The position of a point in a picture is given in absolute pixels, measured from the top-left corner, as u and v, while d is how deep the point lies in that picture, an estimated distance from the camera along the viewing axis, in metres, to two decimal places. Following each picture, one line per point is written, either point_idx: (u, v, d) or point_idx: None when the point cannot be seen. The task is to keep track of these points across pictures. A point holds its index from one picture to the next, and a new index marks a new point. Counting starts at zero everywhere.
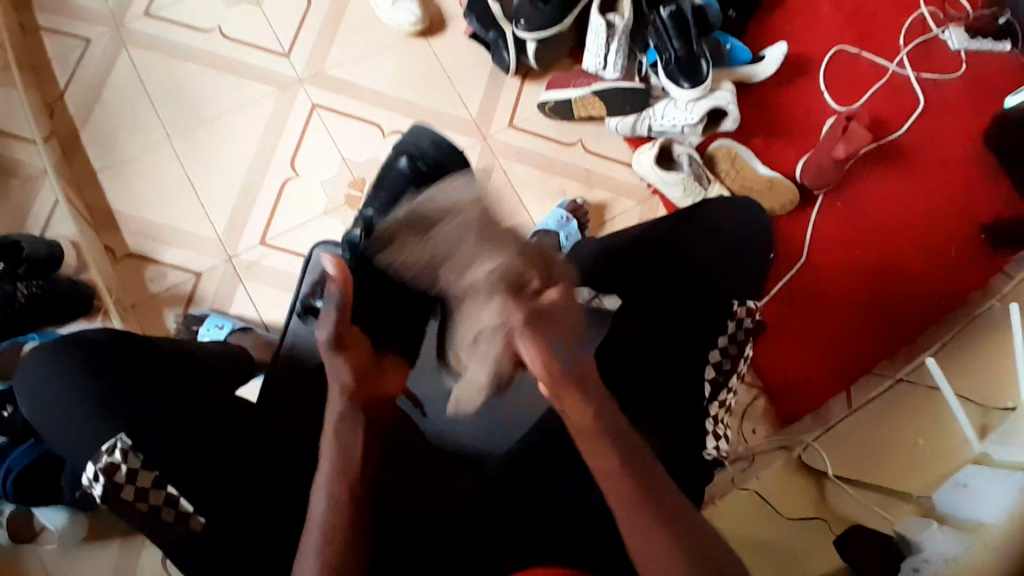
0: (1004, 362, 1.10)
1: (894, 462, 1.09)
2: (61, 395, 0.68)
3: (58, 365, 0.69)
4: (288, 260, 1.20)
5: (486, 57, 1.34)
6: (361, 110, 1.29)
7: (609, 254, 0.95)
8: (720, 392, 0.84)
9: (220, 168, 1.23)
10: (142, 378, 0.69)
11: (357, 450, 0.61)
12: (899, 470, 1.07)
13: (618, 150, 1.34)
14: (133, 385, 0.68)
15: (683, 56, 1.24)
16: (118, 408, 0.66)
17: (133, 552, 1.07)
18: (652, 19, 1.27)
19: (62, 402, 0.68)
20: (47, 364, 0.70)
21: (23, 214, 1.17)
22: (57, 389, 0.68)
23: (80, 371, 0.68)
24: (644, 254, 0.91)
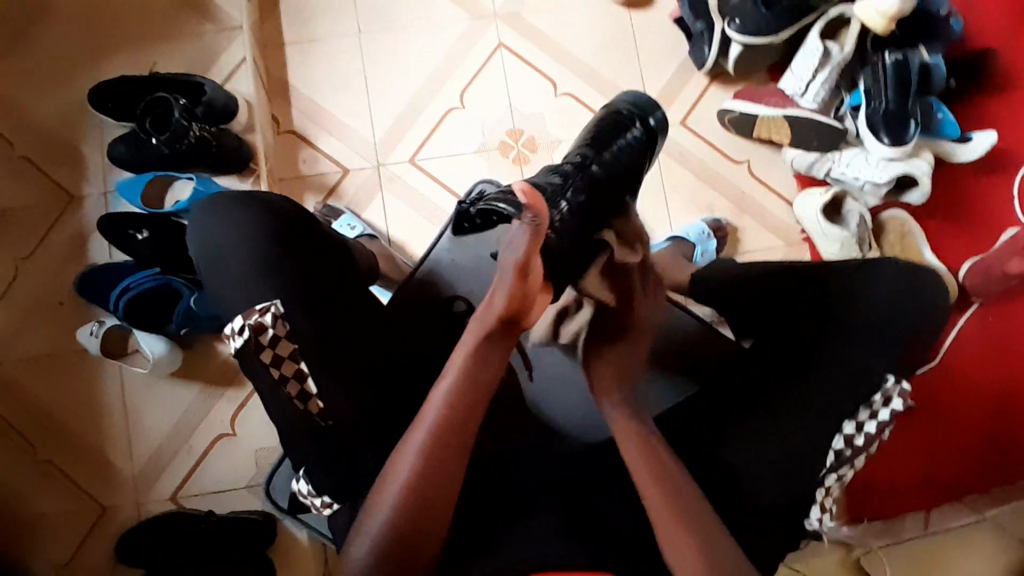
0: None
1: None
2: (237, 244, 0.69)
3: (239, 212, 0.71)
4: (429, 184, 1.21)
5: (681, 47, 1.28)
6: (542, 62, 1.27)
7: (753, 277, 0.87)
8: (842, 467, 0.74)
9: (395, 77, 1.24)
10: (309, 251, 0.71)
11: (481, 360, 0.64)
12: None
13: (785, 184, 1.27)
14: (297, 254, 0.71)
15: (893, 111, 1.14)
16: (289, 277, 0.69)
17: (206, 403, 1.10)
18: (874, 61, 1.16)
19: (237, 250, 0.69)
20: (232, 213, 0.71)
21: (209, 60, 1.22)
22: (235, 236, 0.70)
23: (258, 226, 0.70)
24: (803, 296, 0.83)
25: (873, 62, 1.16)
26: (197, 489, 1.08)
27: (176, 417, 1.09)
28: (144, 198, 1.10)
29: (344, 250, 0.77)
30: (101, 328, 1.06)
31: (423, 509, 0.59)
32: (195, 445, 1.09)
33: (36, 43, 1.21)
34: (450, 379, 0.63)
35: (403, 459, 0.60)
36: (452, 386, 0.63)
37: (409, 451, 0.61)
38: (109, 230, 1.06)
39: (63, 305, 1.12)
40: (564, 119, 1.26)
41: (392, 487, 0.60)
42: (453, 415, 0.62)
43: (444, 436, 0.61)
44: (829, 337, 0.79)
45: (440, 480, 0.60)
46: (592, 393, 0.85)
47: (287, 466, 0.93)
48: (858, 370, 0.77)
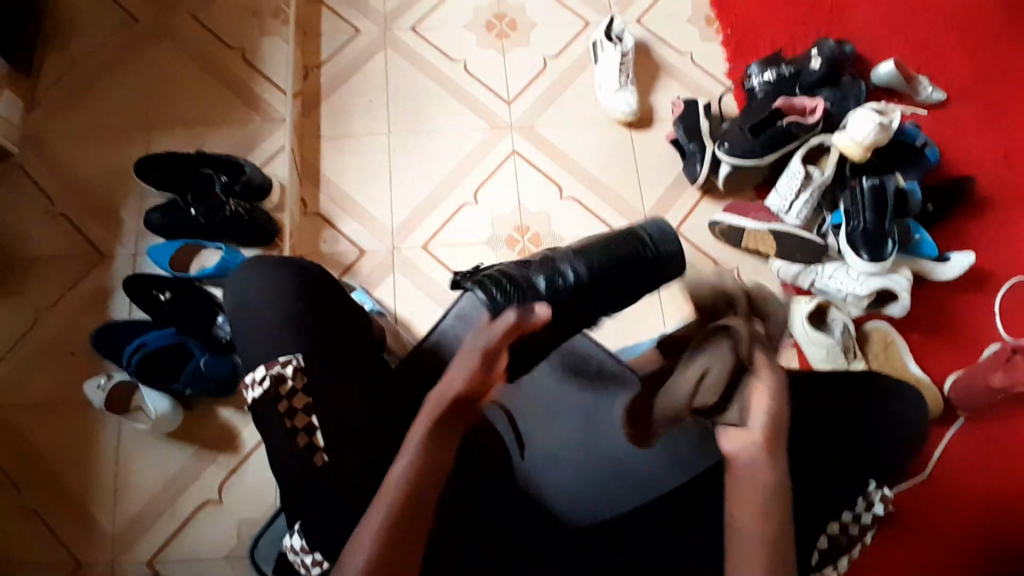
0: None
1: None
2: (268, 301, 0.75)
3: (273, 273, 0.77)
4: (439, 269, 1.29)
5: (677, 163, 1.41)
6: (550, 168, 1.40)
7: None
8: (825, 568, 0.78)
9: (417, 172, 1.37)
10: (334, 314, 0.76)
11: (442, 452, 0.63)
12: None
13: (773, 290, 1.34)
14: (320, 312, 0.75)
15: (872, 229, 1.24)
16: (311, 335, 0.73)
17: (198, 465, 1.10)
18: (853, 185, 1.28)
19: (268, 307, 0.74)
20: (268, 273, 0.77)
21: (251, 147, 1.35)
22: (266, 294, 0.75)
23: (288, 286, 0.76)
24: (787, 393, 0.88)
25: (852, 186, 1.28)
26: (176, 555, 1.05)
27: (166, 476, 1.09)
28: (173, 261, 1.17)
29: (360, 317, 0.82)
30: (109, 381, 1.09)
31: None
32: (181, 508, 1.08)
33: (98, 119, 1.35)
34: (408, 459, 0.61)
35: (364, 536, 0.59)
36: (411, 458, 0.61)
37: (369, 529, 0.59)
38: (132, 289, 1.11)
39: (75, 356, 1.16)
40: (568, 219, 1.36)
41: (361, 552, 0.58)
42: (420, 493, 0.61)
43: (410, 515, 0.60)
44: (812, 434, 0.82)
45: (415, 554, 0.59)
46: (585, 465, 0.83)
47: (279, 522, 0.90)
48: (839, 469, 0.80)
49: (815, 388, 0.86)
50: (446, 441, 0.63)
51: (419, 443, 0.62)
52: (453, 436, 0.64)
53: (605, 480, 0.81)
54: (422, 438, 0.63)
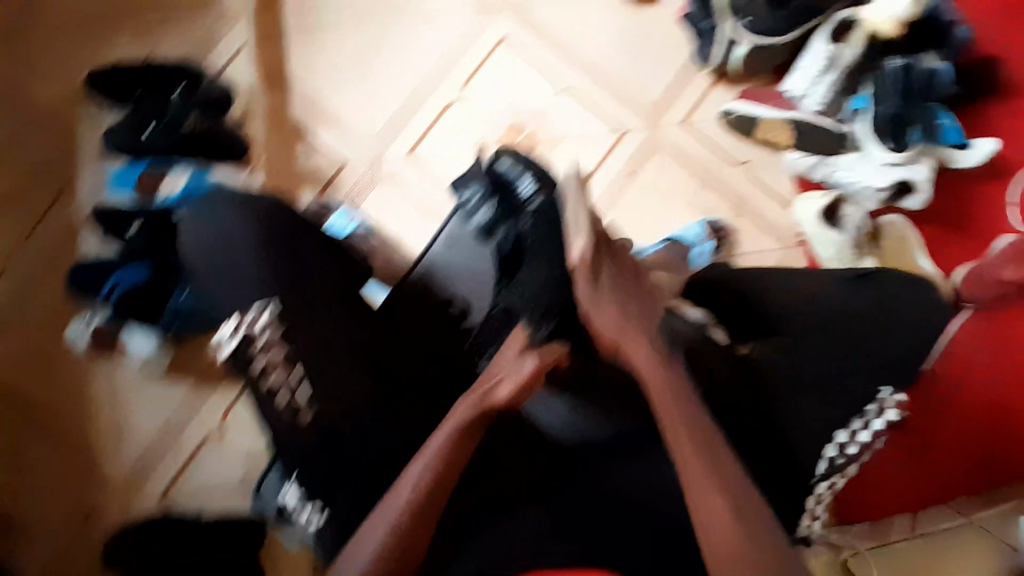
0: None
1: None
2: (228, 241, 0.73)
3: (239, 213, 0.74)
4: (427, 179, 1.20)
5: (687, 45, 1.26)
6: (545, 58, 1.26)
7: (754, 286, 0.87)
8: (834, 475, 0.77)
9: (397, 70, 1.23)
10: (302, 250, 0.74)
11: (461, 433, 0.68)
12: None
13: (783, 186, 1.26)
14: (291, 254, 0.74)
15: (899, 115, 1.14)
16: (280, 276, 0.71)
17: (198, 399, 1.09)
18: (880, 66, 1.15)
19: (229, 248, 0.73)
20: (224, 212, 0.75)
21: (207, 48, 1.20)
22: (224, 234, 0.73)
23: (258, 229, 0.73)
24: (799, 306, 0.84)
25: (879, 67, 1.15)
26: (190, 485, 1.07)
27: (169, 410, 1.09)
28: (138, 185, 1.09)
29: (335, 244, 0.80)
30: (92, 320, 1.08)
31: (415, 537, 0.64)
32: (188, 440, 1.08)
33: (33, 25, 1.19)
34: (439, 446, 0.68)
35: (390, 503, 0.64)
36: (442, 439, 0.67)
37: (390, 511, 0.65)
38: (104, 220, 1.09)
39: (56, 294, 1.12)
40: (566, 116, 1.25)
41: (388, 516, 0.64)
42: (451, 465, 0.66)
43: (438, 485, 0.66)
44: (828, 350, 0.79)
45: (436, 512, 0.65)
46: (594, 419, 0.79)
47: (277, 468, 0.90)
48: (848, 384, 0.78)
49: (835, 301, 0.82)
50: (475, 424, 0.69)
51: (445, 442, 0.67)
52: (471, 434, 0.69)
53: (590, 398, 0.80)
54: (446, 438, 0.68)
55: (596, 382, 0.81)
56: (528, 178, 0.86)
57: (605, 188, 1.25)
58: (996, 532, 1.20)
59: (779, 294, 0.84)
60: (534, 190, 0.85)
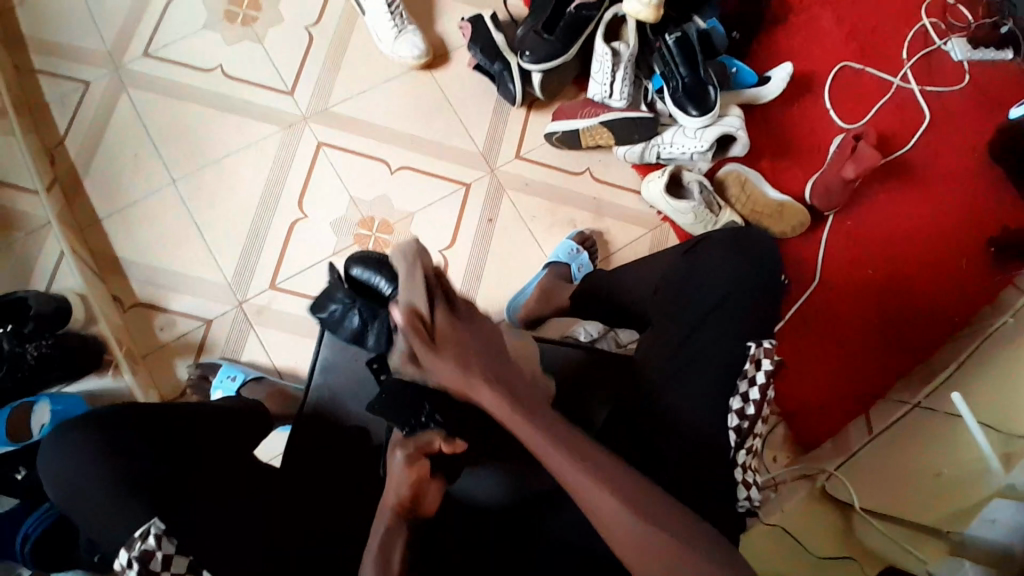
0: (1002, 378, 1.11)
1: (924, 495, 1.07)
2: (87, 479, 0.70)
3: (78, 447, 0.71)
4: (300, 303, 1.19)
5: (490, 88, 1.32)
6: (365, 146, 1.28)
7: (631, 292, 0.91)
8: (747, 440, 0.79)
9: (230, 213, 1.22)
10: (169, 449, 0.72)
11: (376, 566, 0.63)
12: (927, 502, 1.06)
13: (627, 177, 1.33)
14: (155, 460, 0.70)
15: (691, 83, 1.22)
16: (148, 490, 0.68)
17: None
18: (659, 46, 1.24)
19: (92, 484, 0.69)
20: (70, 449, 0.71)
21: (28, 268, 1.15)
22: (80, 473, 0.70)
23: (100, 451, 0.70)
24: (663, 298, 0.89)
25: (659, 47, 1.24)
26: None
27: None
28: (8, 431, 1.02)
29: (197, 412, 0.78)
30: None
31: None
32: None
33: None
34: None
35: None
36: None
37: None
38: None
39: None
40: (405, 192, 1.27)
41: None
42: None
43: None
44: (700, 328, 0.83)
45: None
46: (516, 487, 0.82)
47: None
48: (730, 350, 0.82)
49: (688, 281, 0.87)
50: (397, 541, 0.65)
51: (373, 557, 0.64)
52: (393, 545, 0.65)
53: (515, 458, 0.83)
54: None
55: None
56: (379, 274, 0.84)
57: (472, 240, 1.27)
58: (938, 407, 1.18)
59: None
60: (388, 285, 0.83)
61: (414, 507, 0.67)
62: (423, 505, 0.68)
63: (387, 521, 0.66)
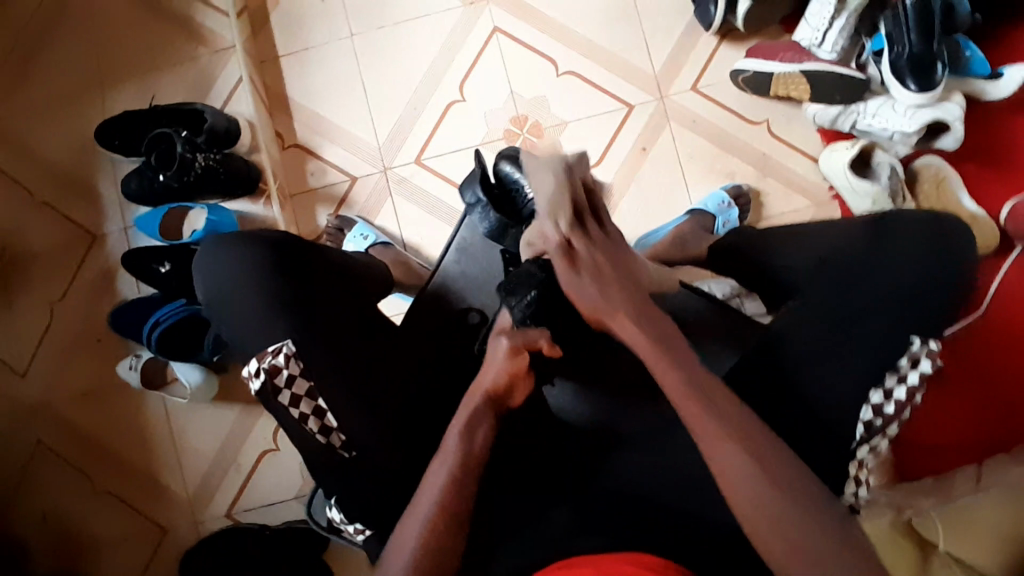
0: None
1: None
2: (239, 282, 0.75)
3: (241, 254, 0.76)
4: (439, 184, 1.19)
5: (686, 9, 1.21)
6: (539, 42, 1.22)
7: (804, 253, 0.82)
8: (873, 437, 0.74)
9: (395, 78, 1.22)
10: (310, 276, 0.76)
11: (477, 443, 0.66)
12: None
13: (807, 141, 1.20)
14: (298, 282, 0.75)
15: (920, 53, 1.05)
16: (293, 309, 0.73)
17: (245, 424, 1.14)
18: (894, 3, 1.08)
19: (241, 286, 0.74)
20: (227, 250, 0.77)
21: (207, 85, 1.21)
22: (234, 275, 0.75)
23: (253, 258, 0.75)
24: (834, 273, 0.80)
25: (894, 4, 1.09)
26: (249, 503, 1.13)
27: (220, 437, 1.14)
28: (163, 228, 1.12)
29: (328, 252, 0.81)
30: (140, 359, 1.12)
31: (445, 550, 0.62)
32: (242, 461, 1.13)
33: (45, 90, 1.22)
34: (447, 466, 0.65)
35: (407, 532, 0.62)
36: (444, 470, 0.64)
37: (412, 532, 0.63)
38: (132, 267, 1.08)
39: (102, 341, 1.16)
40: (566, 100, 1.22)
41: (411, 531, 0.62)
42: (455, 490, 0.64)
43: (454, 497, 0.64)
44: (869, 312, 0.75)
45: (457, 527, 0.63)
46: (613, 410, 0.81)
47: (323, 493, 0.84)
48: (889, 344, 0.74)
49: (868, 259, 0.78)
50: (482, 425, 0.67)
51: (461, 429, 0.66)
52: (483, 423, 0.67)
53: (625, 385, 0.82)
54: (453, 459, 0.65)
55: (628, 374, 0.83)
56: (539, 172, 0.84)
57: (622, 165, 1.21)
58: None
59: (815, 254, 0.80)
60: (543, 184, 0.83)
61: (503, 398, 0.68)
62: (509, 402, 0.69)
63: (478, 404, 0.67)
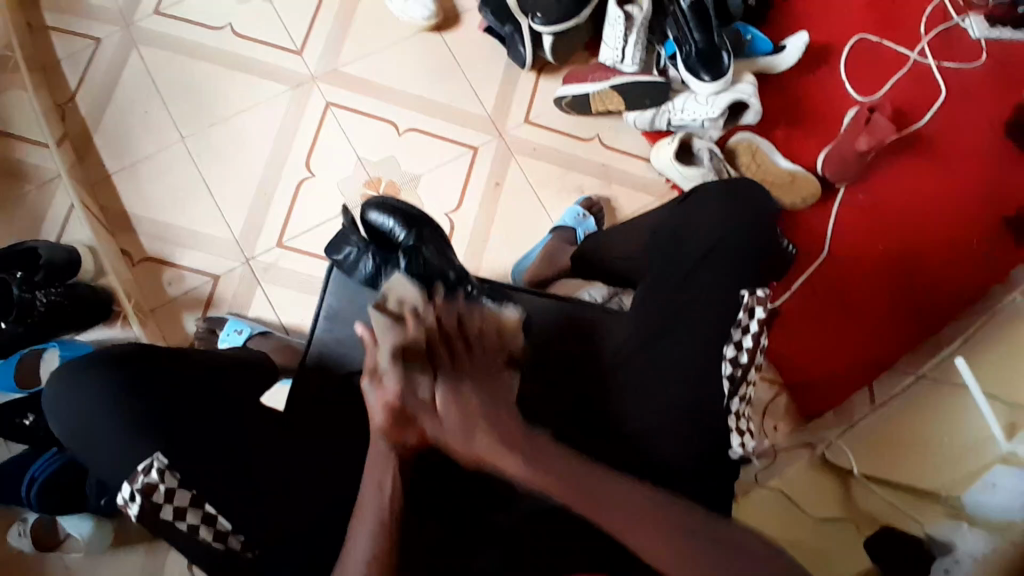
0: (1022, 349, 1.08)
1: (905, 453, 1.10)
2: (92, 414, 0.70)
3: (85, 377, 0.72)
4: (307, 261, 1.20)
5: (501, 52, 1.31)
6: (374, 107, 1.27)
7: (650, 241, 0.89)
8: (740, 388, 0.80)
9: (239, 171, 1.22)
10: (167, 385, 0.72)
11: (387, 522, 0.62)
12: (907, 466, 1.09)
13: (637, 144, 1.32)
14: (158, 395, 0.71)
15: (705, 49, 1.21)
16: (156, 425, 0.69)
17: (158, 557, 1.06)
18: (672, 10, 1.22)
19: (94, 418, 0.70)
20: (76, 383, 0.72)
21: (39, 221, 1.16)
22: (87, 407, 0.71)
23: (104, 383, 0.71)
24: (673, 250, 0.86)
25: (672, 11, 1.23)
26: None
27: None
28: (18, 379, 1.04)
29: (191, 352, 0.78)
30: (27, 523, 1.03)
31: None
32: None
33: None
34: (369, 534, 0.62)
35: None
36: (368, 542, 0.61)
37: None
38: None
39: None
40: (413, 155, 1.27)
41: None
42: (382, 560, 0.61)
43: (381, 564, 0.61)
44: (707, 280, 0.82)
45: None
46: None
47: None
48: (728, 308, 0.81)
49: (695, 231, 0.86)
50: (391, 474, 0.62)
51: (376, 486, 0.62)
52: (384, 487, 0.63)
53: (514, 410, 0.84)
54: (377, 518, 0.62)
55: None
56: (398, 222, 0.88)
57: (480, 202, 1.27)
58: (945, 380, 1.14)
59: (659, 234, 0.88)
60: (403, 232, 0.88)
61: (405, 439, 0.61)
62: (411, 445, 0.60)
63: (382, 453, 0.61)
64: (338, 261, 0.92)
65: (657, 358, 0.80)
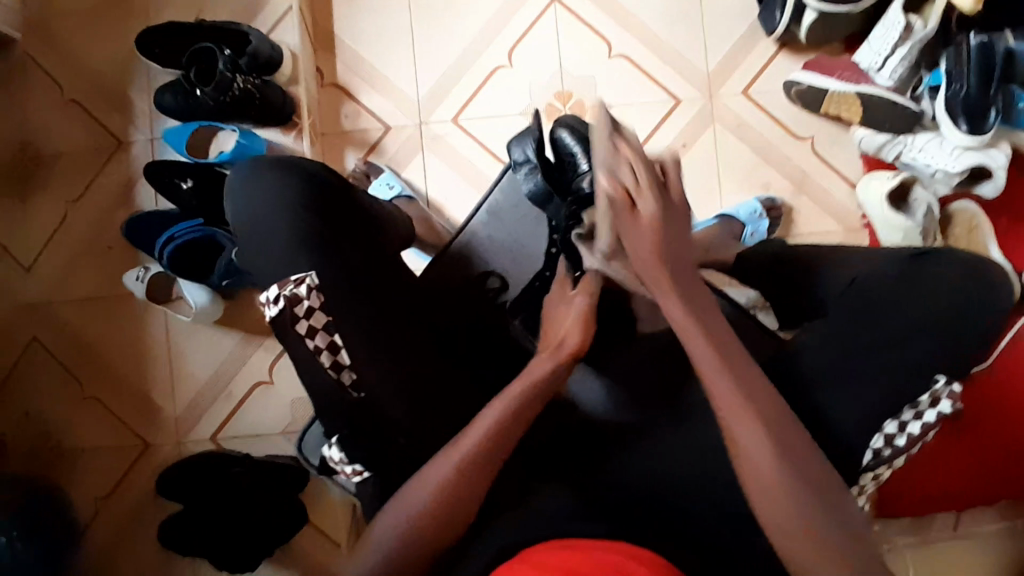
0: None
1: None
2: (274, 219, 0.71)
3: (281, 183, 0.73)
4: (471, 146, 1.18)
5: (751, 11, 1.18)
6: (598, 20, 1.20)
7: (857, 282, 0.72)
8: (879, 467, 0.67)
9: (444, 33, 1.19)
10: (346, 228, 0.73)
11: (498, 432, 0.62)
12: None
13: (850, 165, 1.18)
14: (337, 234, 0.72)
15: (974, 97, 1.02)
16: (325, 262, 0.70)
17: (244, 354, 1.13)
18: (958, 41, 1.04)
19: (274, 224, 0.71)
20: (271, 183, 0.73)
21: (255, 10, 1.19)
22: (272, 209, 0.71)
23: (296, 199, 0.72)
24: (888, 302, 0.69)
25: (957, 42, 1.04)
26: (236, 431, 1.13)
27: (215, 364, 1.13)
28: (188, 148, 1.09)
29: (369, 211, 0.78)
30: (147, 273, 1.08)
31: (436, 520, 0.60)
32: (235, 389, 1.13)
33: None
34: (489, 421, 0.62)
35: (420, 487, 0.61)
36: (481, 433, 0.61)
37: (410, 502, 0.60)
38: (154, 179, 1.06)
39: (112, 249, 1.15)
40: (614, 83, 1.19)
41: (424, 487, 0.60)
42: (477, 463, 0.61)
43: (471, 470, 0.61)
44: (901, 347, 0.68)
45: (457, 498, 0.60)
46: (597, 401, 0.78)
47: (318, 425, 0.82)
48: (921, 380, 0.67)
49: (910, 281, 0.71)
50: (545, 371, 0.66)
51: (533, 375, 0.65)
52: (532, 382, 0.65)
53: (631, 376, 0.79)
54: (505, 410, 0.63)
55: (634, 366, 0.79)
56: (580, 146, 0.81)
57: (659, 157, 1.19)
58: None
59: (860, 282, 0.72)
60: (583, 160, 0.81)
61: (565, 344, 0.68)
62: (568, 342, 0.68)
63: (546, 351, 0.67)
64: (513, 161, 0.90)
65: (822, 400, 0.67)
